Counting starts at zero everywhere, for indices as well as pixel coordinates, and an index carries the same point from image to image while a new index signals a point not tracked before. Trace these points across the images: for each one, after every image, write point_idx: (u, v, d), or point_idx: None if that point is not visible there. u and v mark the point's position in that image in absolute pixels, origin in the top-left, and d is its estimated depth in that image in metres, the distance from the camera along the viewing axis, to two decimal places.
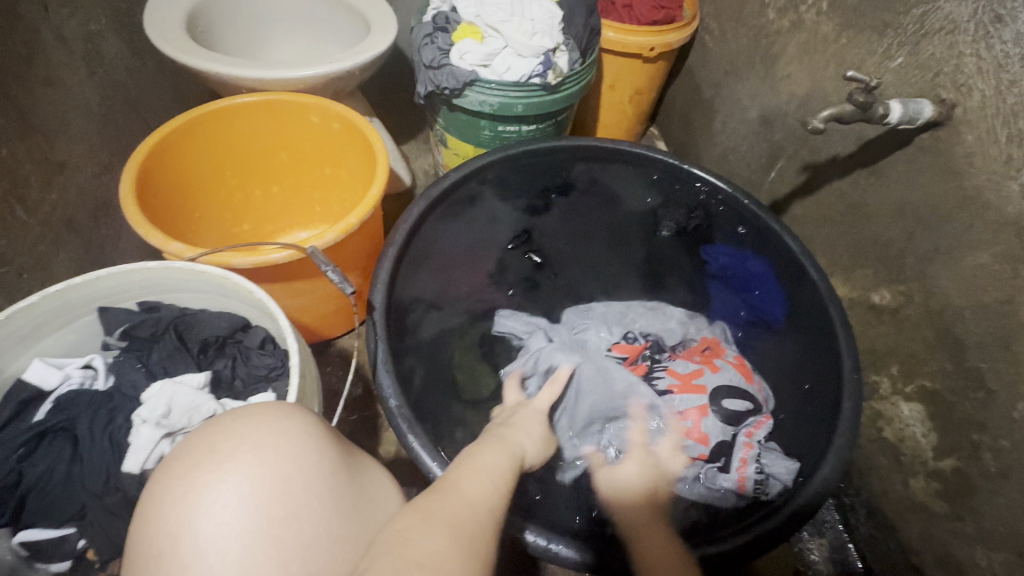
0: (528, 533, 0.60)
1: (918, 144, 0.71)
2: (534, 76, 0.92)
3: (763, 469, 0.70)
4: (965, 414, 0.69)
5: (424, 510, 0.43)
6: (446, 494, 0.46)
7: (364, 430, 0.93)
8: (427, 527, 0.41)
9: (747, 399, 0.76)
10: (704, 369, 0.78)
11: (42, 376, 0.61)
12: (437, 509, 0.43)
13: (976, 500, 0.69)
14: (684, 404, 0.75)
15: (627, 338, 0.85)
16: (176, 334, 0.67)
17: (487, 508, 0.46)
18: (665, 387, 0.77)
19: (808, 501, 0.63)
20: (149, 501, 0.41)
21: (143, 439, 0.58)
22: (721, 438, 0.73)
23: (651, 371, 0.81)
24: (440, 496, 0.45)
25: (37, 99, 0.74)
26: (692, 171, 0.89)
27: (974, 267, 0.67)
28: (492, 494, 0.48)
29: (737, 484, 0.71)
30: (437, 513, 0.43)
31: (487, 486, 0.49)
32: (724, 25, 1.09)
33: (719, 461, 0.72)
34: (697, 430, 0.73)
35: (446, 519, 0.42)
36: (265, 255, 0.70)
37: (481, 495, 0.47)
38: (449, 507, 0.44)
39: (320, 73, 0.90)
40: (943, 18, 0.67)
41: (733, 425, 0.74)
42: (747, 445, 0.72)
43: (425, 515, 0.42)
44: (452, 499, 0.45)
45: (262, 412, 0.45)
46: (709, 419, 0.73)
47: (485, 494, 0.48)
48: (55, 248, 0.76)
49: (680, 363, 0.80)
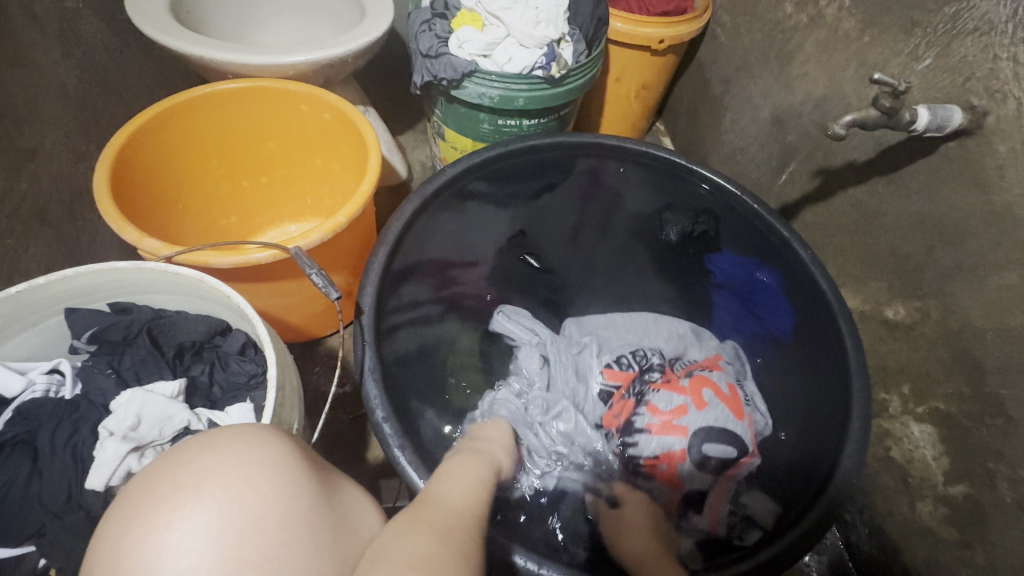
0: (518, 556, 0.56)
1: (943, 153, 0.67)
2: (536, 68, 0.87)
3: (740, 513, 0.70)
4: (980, 441, 0.66)
5: (411, 516, 0.43)
6: (427, 504, 0.46)
7: (351, 435, 0.89)
8: (425, 531, 0.41)
9: (730, 440, 0.71)
10: (689, 405, 0.73)
11: (3, 382, 0.57)
12: (426, 513, 0.44)
13: (988, 530, 0.66)
14: (661, 449, 0.72)
15: (619, 363, 0.83)
16: (150, 337, 0.63)
17: (470, 512, 0.48)
18: (642, 425, 0.74)
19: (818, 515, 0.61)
20: (104, 542, 0.37)
21: (109, 454, 0.53)
22: (695, 485, 0.71)
23: (635, 406, 0.77)
24: (427, 499, 0.47)
25: (5, 81, 0.69)
26: (699, 171, 0.83)
27: (999, 287, 0.63)
28: (471, 497, 0.50)
29: (710, 527, 0.70)
30: (427, 519, 0.43)
31: (462, 489, 0.51)
32: (738, 18, 1.04)
33: (694, 503, 0.71)
34: (669, 472, 0.72)
35: (434, 526, 0.43)
36: (247, 255, 0.65)
37: (463, 499, 0.49)
38: (438, 515, 0.45)
39: (311, 59, 0.85)
40: (978, 17, 0.63)
41: (710, 471, 0.71)
42: (724, 485, 0.72)
43: (415, 520, 0.43)
44: (435, 503, 0.47)
45: (230, 440, 0.42)
46: (684, 463, 0.71)
47: (467, 502, 0.49)
48: (24, 241, 0.72)
49: (663, 395, 0.75)
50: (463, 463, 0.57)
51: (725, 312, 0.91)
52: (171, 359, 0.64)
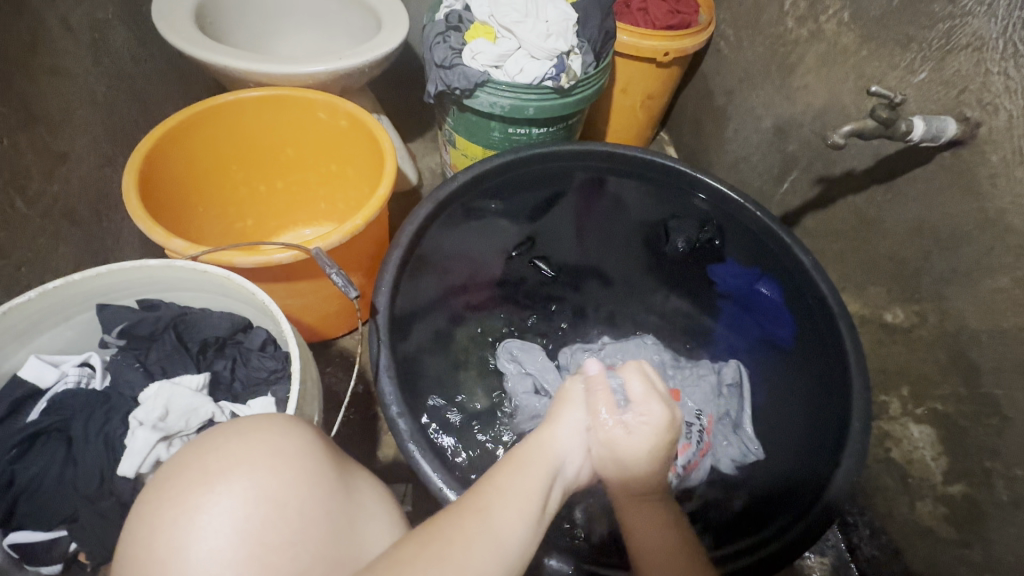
0: (551, 559, 0.59)
1: (938, 162, 0.70)
2: (546, 79, 0.91)
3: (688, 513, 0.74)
4: (977, 440, 0.68)
5: (426, 546, 0.38)
6: (468, 514, 0.41)
7: (363, 433, 0.91)
8: (437, 573, 0.36)
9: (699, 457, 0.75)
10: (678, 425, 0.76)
11: (39, 373, 0.60)
12: (448, 548, 0.38)
13: (985, 528, 0.67)
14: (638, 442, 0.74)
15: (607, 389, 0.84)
16: (176, 333, 0.66)
17: (501, 551, 0.40)
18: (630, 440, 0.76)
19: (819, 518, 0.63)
20: (139, 522, 0.40)
21: (139, 443, 0.56)
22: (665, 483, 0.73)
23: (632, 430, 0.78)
24: (460, 521, 0.41)
25: (41, 88, 0.73)
26: (704, 180, 0.88)
27: (993, 291, 0.65)
28: (517, 524, 0.42)
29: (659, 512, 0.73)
30: (449, 551, 0.38)
31: (512, 510, 0.43)
32: (741, 31, 1.07)
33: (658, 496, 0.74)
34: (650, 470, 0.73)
35: (450, 565, 0.37)
36: (268, 255, 0.68)
37: (504, 532, 0.41)
38: (468, 545, 0.39)
39: (330, 69, 0.88)
40: (970, 33, 0.66)
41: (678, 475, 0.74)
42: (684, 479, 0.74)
43: (429, 553, 0.37)
44: (460, 535, 0.39)
45: (257, 429, 0.44)
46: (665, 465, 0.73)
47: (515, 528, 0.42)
48: (55, 241, 0.75)
49: None
50: (529, 455, 0.49)
51: (726, 318, 0.91)
52: (195, 354, 0.67)
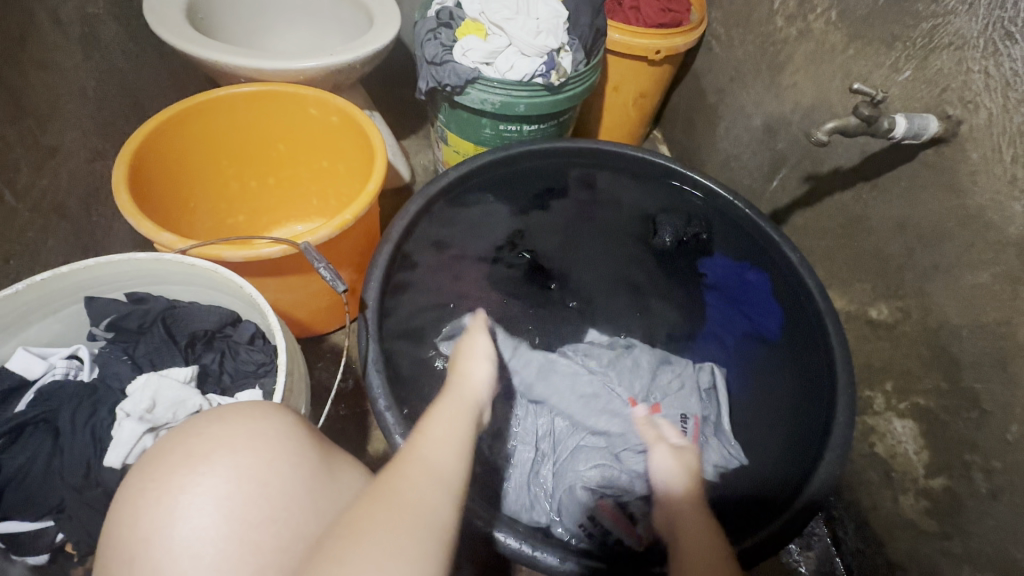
0: (498, 532, 0.58)
1: (921, 160, 0.71)
2: (537, 75, 0.91)
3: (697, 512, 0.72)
4: (958, 433, 0.68)
5: (371, 493, 0.41)
6: (403, 467, 0.45)
7: (353, 428, 0.92)
8: (385, 515, 0.39)
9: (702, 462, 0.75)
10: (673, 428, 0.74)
11: (26, 365, 0.61)
12: (392, 494, 0.41)
13: (965, 521, 0.68)
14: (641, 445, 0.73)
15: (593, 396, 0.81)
16: (164, 327, 0.66)
17: (445, 481, 0.44)
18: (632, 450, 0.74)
19: (799, 510, 0.63)
20: (123, 503, 0.40)
21: (126, 434, 0.57)
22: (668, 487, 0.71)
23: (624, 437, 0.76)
24: (399, 471, 0.44)
25: (31, 81, 0.73)
26: (692, 177, 0.88)
27: (973, 286, 0.66)
28: (449, 460, 0.47)
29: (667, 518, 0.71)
30: (397, 496, 0.41)
31: (442, 451, 0.48)
32: (732, 30, 1.08)
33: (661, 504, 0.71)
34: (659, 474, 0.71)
35: (395, 504, 0.40)
36: (257, 249, 0.68)
37: (441, 467, 0.46)
38: (411, 487, 0.42)
39: (321, 65, 0.89)
40: (952, 33, 0.66)
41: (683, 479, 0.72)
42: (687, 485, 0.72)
43: (374, 501, 0.40)
44: (403, 481, 0.42)
45: (240, 412, 0.45)
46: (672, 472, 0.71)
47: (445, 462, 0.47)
48: (44, 234, 0.75)
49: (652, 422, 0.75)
50: (452, 405, 0.57)
51: (714, 312, 0.92)
52: (183, 347, 0.67)
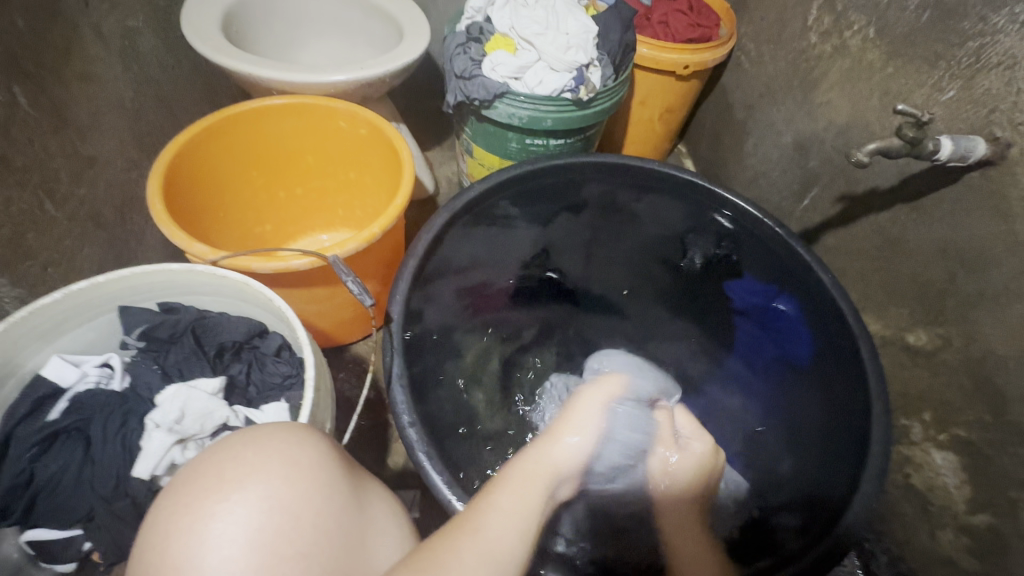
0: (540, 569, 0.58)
1: (966, 182, 0.68)
2: (565, 90, 0.91)
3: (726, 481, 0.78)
4: (1004, 470, 0.65)
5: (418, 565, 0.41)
6: (458, 534, 0.44)
7: (373, 439, 0.91)
8: None
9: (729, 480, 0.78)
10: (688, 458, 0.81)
11: (60, 373, 0.60)
12: (439, 571, 0.41)
13: (1011, 562, 0.65)
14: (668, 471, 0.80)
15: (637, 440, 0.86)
16: (194, 337, 0.67)
17: (495, 561, 0.43)
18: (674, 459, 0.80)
19: (846, 534, 0.60)
20: (154, 528, 0.40)
21: (155, 445, 0.57)
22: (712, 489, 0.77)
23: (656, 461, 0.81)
24: (449, 543, 0.43)
25: (72, 94, 0.75)
26: (727, 198, 0.84)
27: (1022, 315, 0.63)
28: (512, 536, 0.45)
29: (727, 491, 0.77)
30: (435, 574, 0.40)
31: (504, 524, 0.45)
32: (762, 46, 1.06)
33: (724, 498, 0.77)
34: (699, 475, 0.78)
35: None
36: (285, 262, 0.68)
37: (496, 548, 0.44)
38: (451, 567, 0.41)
39: (351, 78, 0.89)
40: (1001, 52, 0.64)
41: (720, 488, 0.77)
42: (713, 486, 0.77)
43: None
44: (452, 560, 0.42)
45: (272, 437, 0.44)
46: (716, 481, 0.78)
47: (503, 545, 0.44)
48: (81, 242, 0.77)
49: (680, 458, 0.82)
50: (528, 472, 0.51)
51: (744, 338, 0.89)
52: (212, 358, 0.68)
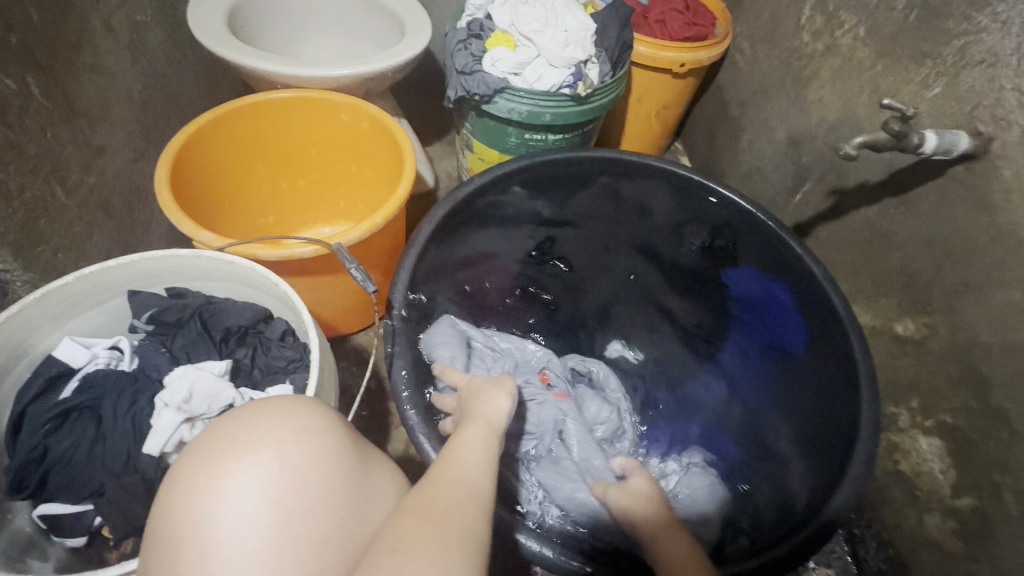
0: (522, 535, 0.58)
1: (951, 176, 0.70)
2: (564, 86, 0.93)
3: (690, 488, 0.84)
4: (987, 454, 0.67)
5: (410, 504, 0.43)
6: (431, 483, 0.46)
7: (375, 426, 0.93)
8: (424, 528, 0.40)
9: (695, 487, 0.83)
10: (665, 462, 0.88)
11: (71, 354, 0.63)
12: (426, 508, 0.42)
13: (995, 543, 0.67)
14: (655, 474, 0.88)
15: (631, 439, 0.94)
16: (201, 322, 0.69)
17: (471, 495, 0.45)
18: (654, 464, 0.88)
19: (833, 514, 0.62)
20: (171, 487, 0.42)
21: (165, 422, 0.59)
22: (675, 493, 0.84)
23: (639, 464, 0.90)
24: (425, 491, 0.45)
25: (83, 85, 0.76)
26: (715, 189, 0.86)
27: (1004, 304, 0.66)
28: (479, 474, 0.48)
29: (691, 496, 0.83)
30: (425, 509, 0.42)
31: (470, 468, 0.48)
32: (757, 44, 1.09)
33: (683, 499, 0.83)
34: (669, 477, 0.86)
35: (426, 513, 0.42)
36: (290, 249, 0.70)
37: (471, 487, 0.46)
38: (438, 502, 0.43)
39: (354, 73, 0.91)
40: (985, 50, 0.66)
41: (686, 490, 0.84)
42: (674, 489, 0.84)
43: (411, 512, 0.42)
44: (435, 496, 0.44)
45: (282, 405, 0.46)
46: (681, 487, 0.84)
47: (474, 482, 0.47)
48: (90, 230, 0.79)
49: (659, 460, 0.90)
50: (478, 433, 0.54)
51: (742, 328, 0.90)
52: (218, 342, 0.70)
